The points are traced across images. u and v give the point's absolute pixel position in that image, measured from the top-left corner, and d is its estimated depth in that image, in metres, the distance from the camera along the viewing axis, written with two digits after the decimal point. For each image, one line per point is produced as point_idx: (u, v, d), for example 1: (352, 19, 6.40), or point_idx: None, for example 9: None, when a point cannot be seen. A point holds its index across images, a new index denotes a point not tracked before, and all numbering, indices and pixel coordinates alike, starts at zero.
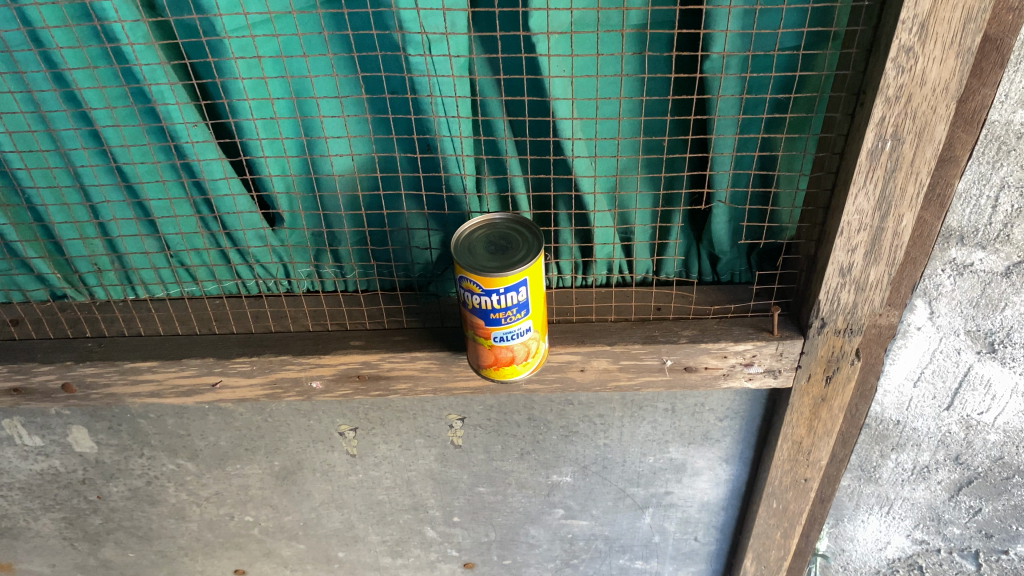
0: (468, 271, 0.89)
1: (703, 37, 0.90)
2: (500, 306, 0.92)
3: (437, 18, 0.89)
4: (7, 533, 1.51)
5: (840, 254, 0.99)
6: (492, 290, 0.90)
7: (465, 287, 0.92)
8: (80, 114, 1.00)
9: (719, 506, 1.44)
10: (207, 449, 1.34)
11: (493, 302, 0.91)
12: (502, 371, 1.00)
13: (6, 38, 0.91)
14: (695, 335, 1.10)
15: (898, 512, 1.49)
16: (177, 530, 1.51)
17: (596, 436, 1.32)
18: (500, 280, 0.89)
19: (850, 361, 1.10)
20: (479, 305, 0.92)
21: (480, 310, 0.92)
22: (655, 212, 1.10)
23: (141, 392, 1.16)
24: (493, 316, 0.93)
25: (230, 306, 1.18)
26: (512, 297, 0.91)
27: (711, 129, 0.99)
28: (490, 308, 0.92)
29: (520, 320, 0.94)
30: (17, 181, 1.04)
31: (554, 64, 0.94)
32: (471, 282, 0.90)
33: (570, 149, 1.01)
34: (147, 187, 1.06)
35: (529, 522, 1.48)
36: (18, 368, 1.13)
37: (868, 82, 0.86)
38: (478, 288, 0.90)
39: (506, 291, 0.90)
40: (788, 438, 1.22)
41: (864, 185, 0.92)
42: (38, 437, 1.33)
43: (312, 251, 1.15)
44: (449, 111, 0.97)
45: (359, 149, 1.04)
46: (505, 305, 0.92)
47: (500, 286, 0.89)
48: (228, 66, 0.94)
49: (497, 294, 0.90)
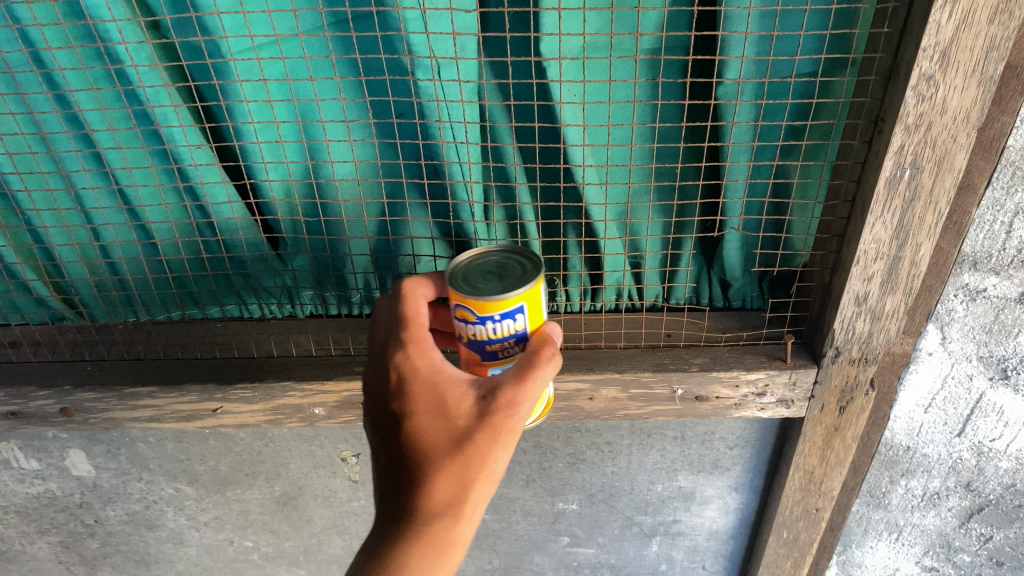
0: (464, 297, 0.81)
1: (717, 64, 0.89)
2: (496, 336, 0.82)
3: (446, 42, 0.87)
4: (3, 556, 1.48)
5: (856, 283, 0.96)
6: (489, 317, 0.81)
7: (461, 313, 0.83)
8: (83, 136, 0.98)
9: (729, 534, 1.41)
10: (207, 474, 1.32)
11: (490, 332, 0.82)
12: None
13: (7, 60, 0.90)
14: (706, 363, 1.08)
15: (908, 539, 1.46)
16: (175, 555, 1.48)
17: (604, 463, 1.29)
18: (495, 303, 0.80)
19: (863, 391, 1.08)
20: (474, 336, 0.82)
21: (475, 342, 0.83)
22: (666, 240, 1.09)
23: (140, 417, 1.13)
24: (489, 347, 0.83)
25: (233, 330, 1.16)
26: (508, 325, 0.82)
27: (726, 156, 0.97)
28: (486, 339, 0.83)
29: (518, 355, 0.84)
30: (17, 204, 1.03)
31: (566, 90, 0.92)
32: (467, 309, 0.81)
33: (581, 175, 0.99)
34: (149, 210, 1.04)
35: (534, 549, 1.45)
36: (16, 393, 1.11)
37: (886, 110, 0.84)
38: (473, 316, 0.81)
39: (500, 318, 0.81)
40: (800, 467, 1.20)
41: (881, 215, 0.90)
42: (35, 460, 1.31)
43: (315, 277, 1.13)
44: (458, 137, 0.95)
45: (365, 174, 1.02)
46: (502, 335, 0.82)
47: (493, 311, 0.81)
48: (234, 88, 0.92)
49: (494, 321, 0.81)
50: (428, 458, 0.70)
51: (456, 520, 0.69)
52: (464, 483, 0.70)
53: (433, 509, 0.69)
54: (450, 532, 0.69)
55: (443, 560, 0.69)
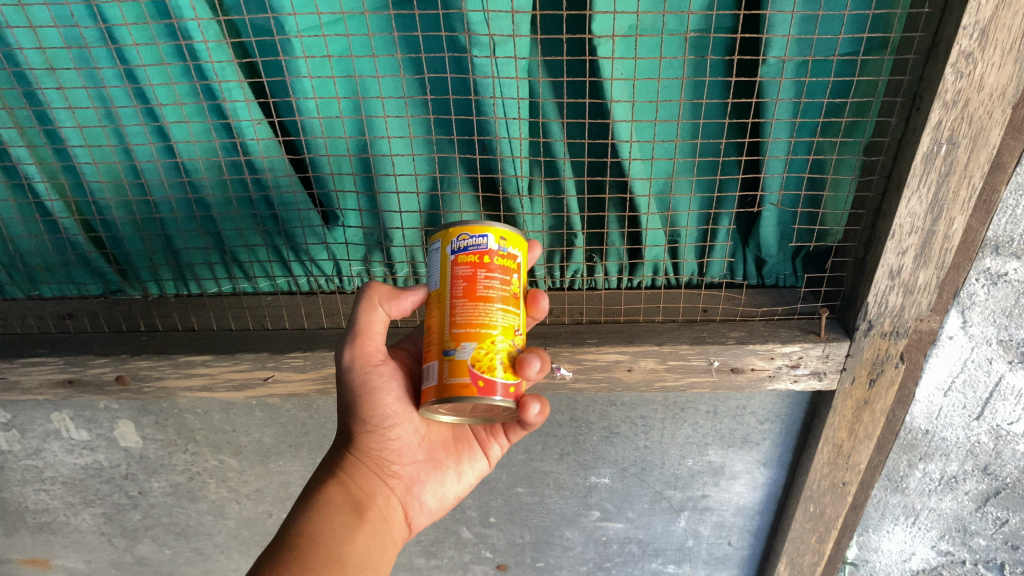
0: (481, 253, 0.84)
1: (763, 43, 0.93)
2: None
3: (504, 21, 0.91)
4: (46, 528, 1.52)
5: (891, 257, 0.99)
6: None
7: None
8: (148, 111, 1.02)
9: (755, 510, 1.45)
10: (251, 445, 1.36)
11: None
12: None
13: (84, 36, 0.95)
14: (742, 337, 1.12)
15: (925, 523, 1.48)
16: (215, 527, 1.52)
17: (637, 437, 1.33)
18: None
19: (894, 363, 1.10)
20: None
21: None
22: (705, 215, 1.13)
23: (192, 386, 1.17)
24: None
25: (284, 303, 1.21)
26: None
27: (766, 133, 1.01)
28: None
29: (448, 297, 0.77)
30: (82, 176, 1.07)
31: (616, 68, 0.96)
32: None
33: (627, 152, 1.03)
34: (209, 183, 1.09)
35: (564, 524, 1.49)
36: (73, 360, 1.14)
37: (925, 87, 0.88)
38: None
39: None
40: (829, 441, 1.23)
41: (917, 188, 0.93)
42: (85, 431, 1.34)
43: (365, 249, 1.17)
44: (510, 113, 1.00)
45: (419, 149, 1.07)
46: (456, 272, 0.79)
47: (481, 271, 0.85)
48: (297, 65, 0.96)
49: None
50: (333, 448, 0.86)
51: (356, 496, 0.82)
52: (357, 460, 0.84)
53: (328, 487, 0.81)
54: (334, 500, 0.80)
55: (312, 547, 0.74)
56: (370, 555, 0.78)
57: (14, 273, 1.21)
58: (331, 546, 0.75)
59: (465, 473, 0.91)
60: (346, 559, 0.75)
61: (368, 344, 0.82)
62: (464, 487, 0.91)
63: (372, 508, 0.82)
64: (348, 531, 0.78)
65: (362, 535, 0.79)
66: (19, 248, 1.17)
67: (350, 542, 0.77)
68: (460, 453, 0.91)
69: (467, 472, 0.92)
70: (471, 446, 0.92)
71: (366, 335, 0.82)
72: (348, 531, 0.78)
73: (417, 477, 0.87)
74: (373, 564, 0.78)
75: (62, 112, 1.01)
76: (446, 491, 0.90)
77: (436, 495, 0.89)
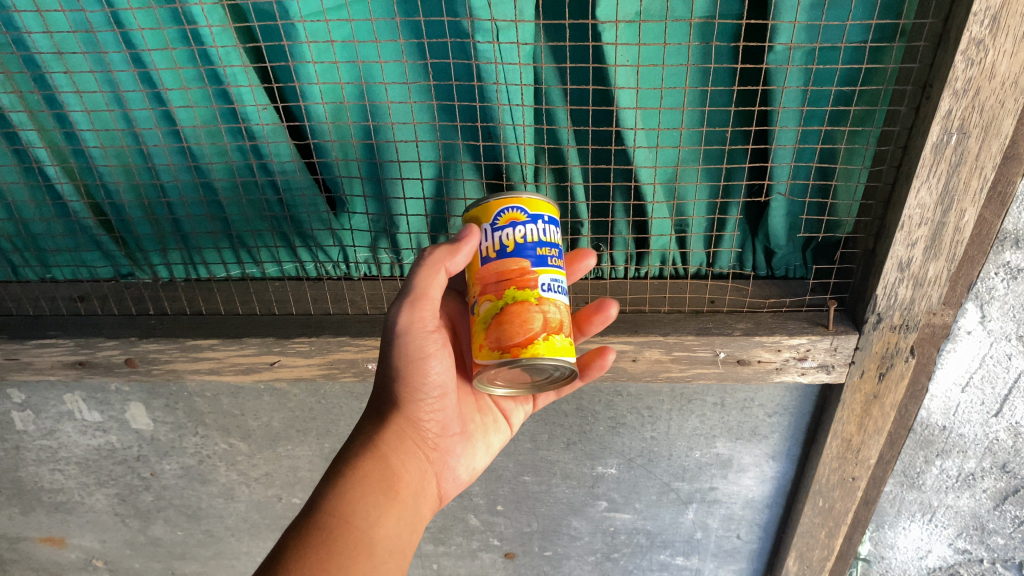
0: (514, 196, 0.80)
1: (770, 29, 0.92)
2: (548, 240, 0.80)
3: (507, 6, 0.90)
4: (62, 508, 1.54)
5: (900, 248, 0.97)
6: (540, 217, 0.80)
7: (504, 218, 0.79)
8: (155, 95, 1.03)
9: (764, 504, 1.43)
10: (260, 429, 1.37)
11: (539, 233, 0.79)
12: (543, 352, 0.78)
13: (90, 20, 0.95)
14: (749, 328, 1.11)
15: (941, 521, 1.45)
16: (225, 510, 1.53)
17: (644, 428, 1.33)
18: (540, 205, 0.81)
19: (904, 358, 1.08)
20: (521, 243, 0.78)
21: (527, 247, 0.78)
22: (712, 204, 1.12)
23: (200, 369, 1.18)
24: (541, 252, 0.79)
25: (291, 288, 1.22)
26: (555, 234, 0.81)
27: (774, 121, 1.00)
28: (536, 242, 0.79)
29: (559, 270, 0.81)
30: (91, 160, 1.08)
31: (619, 54, 0.95)
32: (515, 210, 0.79)
33: (632, 139, 1.02)
34: (215, 167, 1.10)
35: (571, 513, 1.49)
36: (84, 342, 1.16)
37: (935, 76, 0.87)
38: (523, 216, 0.79)
39: (552, 220, 0.81)
40: (838, 435, 1.21)
41: (927, 178, 0.91)
42: (97, 412, 1.36)
43: (371, 236, 1.18)
44: (513, 99, 0.99)
45: (423, 137, 1.06)
46: (549, 240, 0.80)
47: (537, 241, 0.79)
48: (301, 50, 0.96)
49: (543, 222, 0.80)
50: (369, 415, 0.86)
51: (390, 473, 0.80)
52: (399, 432, 0.84)
53: (364, 461, 0.79)
54: (370, 475, 0.78)
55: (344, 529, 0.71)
56: (405, 537, 0.76)
57: (26, 256, 1.23)
58: (363, 528, 0.73)
59: (492, 442, 0.97)
60: (377, 543, 0.72)
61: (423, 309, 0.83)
62: (492, 456, 0.97)
63: (404, 485, 0.81)
64: (380, 511, 0.75)
65: (394, 514, 0.77)
66: (31, 230, 1.19)
67: (381, 523, 0.74)
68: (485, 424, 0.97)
69: (493, 440, 0.97)
70: (495, 416, 0.98)
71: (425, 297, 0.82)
72: (380, 512, 0.75)
73: (454, 449, 0.92)
74: (403, 544, 0.76)
75: (71, 96, 1.02)
76: (475, 462, 0.95)
77: (468, 467, 0.93)
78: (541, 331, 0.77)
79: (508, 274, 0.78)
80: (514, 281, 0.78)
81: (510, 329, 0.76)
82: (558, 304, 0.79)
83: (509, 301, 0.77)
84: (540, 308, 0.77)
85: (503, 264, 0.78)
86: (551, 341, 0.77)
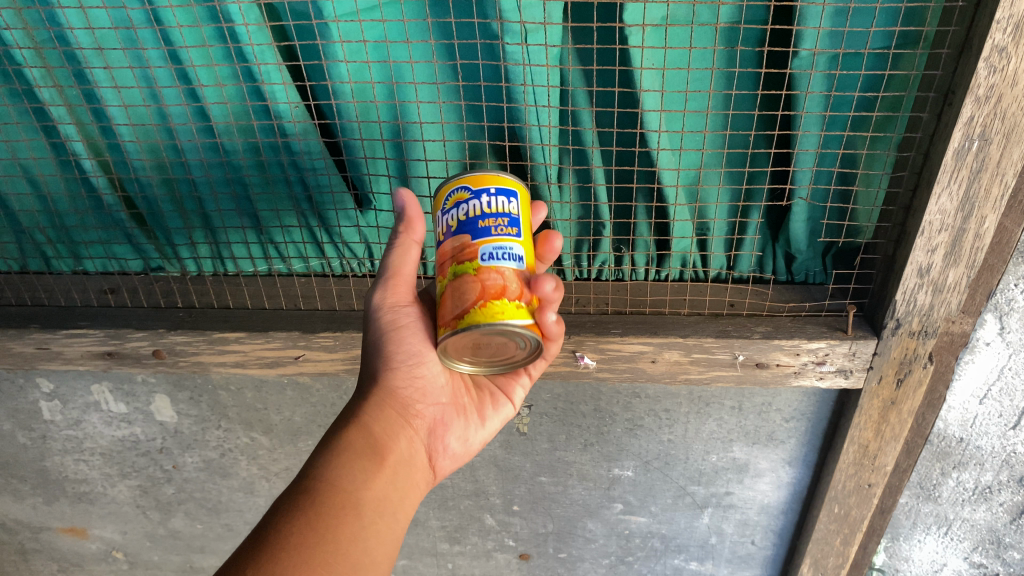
0: (486, 174, 0.79)
1: (794, 34, 0.93)
2: (491, 211, 0.77)
3: (536, 9, 0.92)
4: (85, 498, 1.57)
5: (920, 254, 0.98)
6: (485, 191, 0.78)
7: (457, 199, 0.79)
8: (190, 92, 1.06)
9: (780, 510, 1.44)
10: (282, 424, 1.39)
11: (482, 206, 0.77)
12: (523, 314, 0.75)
13: (131, 16, 0.98)
14: (769, 332, 1.12)
15: (957, 534, 1.44)
16: (245, 504, 1.54)
17: (661, 431, 1.34)
18: (492, 178, 0.78)
19: (922, 364, 1.08)
20: (465, 222, 0.77)
21: (468, 223, 0.77)
22: (734, 207, 1.14)
23: (226, 362, 1.20)
24: (481, 224, 0.76)
25: (316, 284, 1.24)
26: (504, 203, 0.78)
27: (798, 125, 1.02)
28: (477, 215, 0.77)
29: (513, 239, 0.77)
30: (126, 154, 1.11)
31: (645, 57, 0.97)
32: (462, 189, 0.79)
33: (656, 141, 1.04)
34: (246, 163, 1.12)
35: (587, 515, 1.49)
36: (113, 333, 1.18)
37: (958, 82, 0.88)
38: (466, 194, 0.78)
39: (496, 190, 0.78)
40: (854, 441, 1.21)
41: (947, 185, 0.92)
42: (123, 404, 1.39)
43: (396, 234, 1.20)
44: (540, 101, 1.00)
45: (450, 136, 1.09)
46: (495, 210, 0.77)
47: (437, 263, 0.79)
48: (334, 50, 0.98)
49: (487, 195, 0.78)
50: (357, 395, 0.87)
51: (377, 440, 0.82)
52: (382, 403, 0.85)
53: (351, 430, 0.81)
54: (355, 444, 0.80)
55: (318, 514, 0.71)
56: (392, 497, 0.78)
57: (59, 247, 1.27)
58: (349, 490, 0.75)
59: (488, 419, 0.96)
60: (364, 504, 0.75)
61: (399, 284, 0.88)
62: (488, 433, 0.95)
63: (394, 452, 0.83)
64: (367, 476, 0.77)
65: (382, 478, 0.79)
66: (65, 223, 1.22)
67: (372, 485, 0.77)
68: (482, 400, 0.96)
69: (490, 417, 0.96)
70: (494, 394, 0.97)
71: (397, 273, 0.87)
72: (371, 475, 0.78)
73: (441, 420, 0.91)
74: (392, 509, 0.78)
75: (109, 91, 1.05)
76: (471, 435, 0.93)
77: (462, 441, 0.93)
78: (479, 299, 0.74)
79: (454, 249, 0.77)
80: (458, 257, 0.76)
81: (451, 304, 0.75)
82: (500, 273, 0.75)
83: (453, 276, 0.76)
84: (476, 277, 0.74)
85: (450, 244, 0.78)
86: (488, 306, 0.73)
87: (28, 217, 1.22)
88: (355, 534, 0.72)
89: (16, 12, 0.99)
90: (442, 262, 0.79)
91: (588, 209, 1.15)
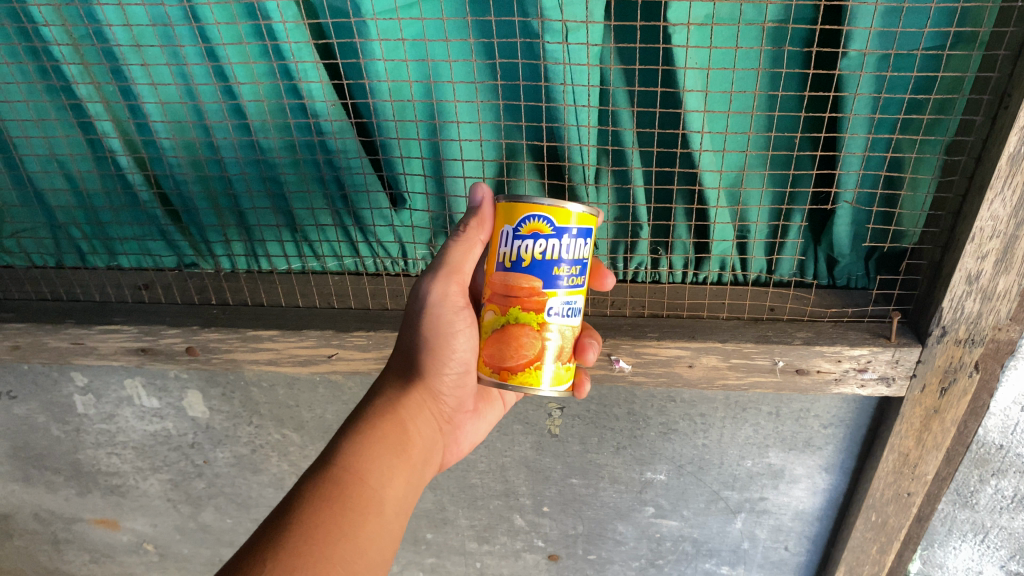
0: (543, 205, 0.73)
1: (845, 34, 0.91)
2: (566, 257, 0.75)
3: (578, 7, 0.90)
4: (117, 491, 1.57)
5: (969, 261, 0.95)
6: (562, 231, 0.74)
7: (527, 228, 0.74)
8: (227, 89, 1.05)
9: (814, 516, 1.41)
10: (313, 421, 1.39)
11: (559, 250, 0.75)
12: (520, 374, 0.78)
13: (169, 14, 0.98)
14: (810, 338, 1.09)
15: (994, 542, 1.41)
16: (275, 500, 1.54)
17: (695, 435, 1.32)
18: (575, 217, 0.74)
19: (968, 372, 1.04)
20: (543, 263, 0.75)
21: (541, 265, 0.75)
22: (776, 210, 1.12)
23: (259, 360, 1.19)
24: (551, 270, 0.75)
25: (350, 282, 1.23)
26: (580, 248, 0.76)
27: (844, 128, 0.99)
28: (552, 258, 0.75)
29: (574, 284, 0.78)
30: (162, 151, 1.11)
31: (689, 56, 0.95)
32: (539, 220, 0.74)
33: (698, 143, 1.02)
34: (283, 162, 1.12)
35: (617, 518, 1.48)
36: (147, 329, 1.18)
37: (1014, 85, 0.85)
38: (546, 229, 0.74)
39: (576, 235, 0.75)
40: (895, 449, 1.18)
41: (1001, 191, 0.89)
42: (155, 399, 1.40)
43: (431, 233, 1.18)
44: (579, 100, 0.99)
45: (487, 135, 1.07)
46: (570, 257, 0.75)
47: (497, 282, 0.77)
48: (371, 48, 0.98)
49: (568, 236, 0.74)
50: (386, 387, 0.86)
51: (406, 436, 0.82)
52: (415, 397, 0.86)
53: (382, 423, 0.81)
54: (385, 438, 0.79)
55: (342, 509, 0.69)
56: (410, 500, 0.77)
57: (94, 243, 1.28)
58: (374, 487, 0.73)
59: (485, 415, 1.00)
60: (387, 503, 0.73)
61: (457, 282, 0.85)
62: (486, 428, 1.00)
63: (418, 448, 0.83)
64: (391, 473, 0.76)
65: (403, 478, 0.77)
66: (101, 219, 1.23)
67: (393, 484, 0.75)
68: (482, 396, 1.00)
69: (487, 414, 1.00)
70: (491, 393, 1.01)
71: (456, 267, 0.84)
72: (394, 474, 0.76)
73: (456, 418, 0.93)
74: (409, 511, 0.76)
75: (146, 89, 1.05)
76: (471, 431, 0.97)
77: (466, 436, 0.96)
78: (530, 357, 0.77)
79: (520, 290, 0.76)
80: (522, 299, 0.76)
81: (503, 350, 0.77)
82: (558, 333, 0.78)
83: (512, 319, 0.77)
84: (537, 334, 0.77)
85: (516, 280, 0.76)
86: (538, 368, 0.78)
87: (65, 213, 1.23)
88: (376, 533, 0.70)
89: (55, 9, 0.99)
90: (500, 291, 0.77)
91: (626, 211, 1.14)
